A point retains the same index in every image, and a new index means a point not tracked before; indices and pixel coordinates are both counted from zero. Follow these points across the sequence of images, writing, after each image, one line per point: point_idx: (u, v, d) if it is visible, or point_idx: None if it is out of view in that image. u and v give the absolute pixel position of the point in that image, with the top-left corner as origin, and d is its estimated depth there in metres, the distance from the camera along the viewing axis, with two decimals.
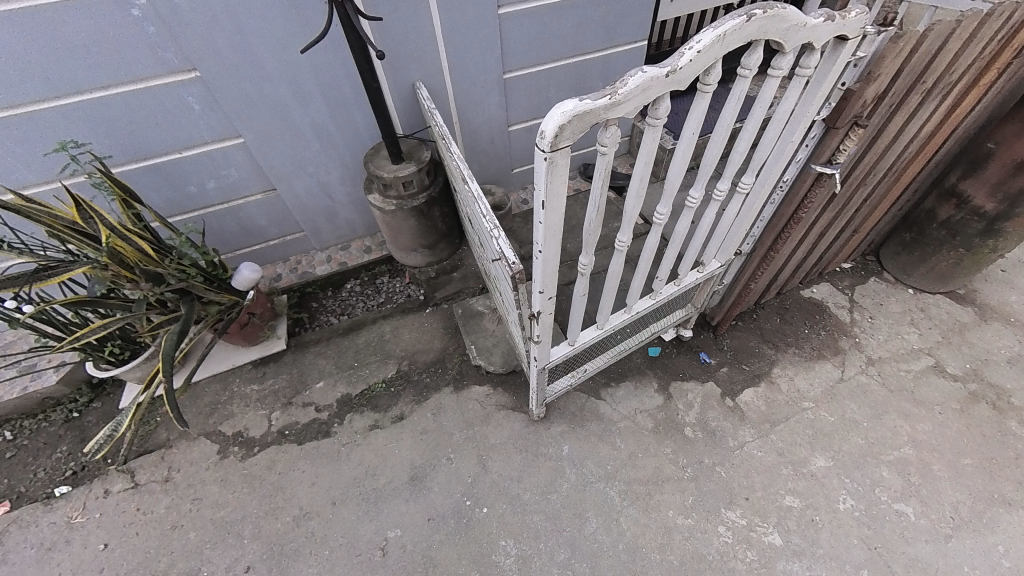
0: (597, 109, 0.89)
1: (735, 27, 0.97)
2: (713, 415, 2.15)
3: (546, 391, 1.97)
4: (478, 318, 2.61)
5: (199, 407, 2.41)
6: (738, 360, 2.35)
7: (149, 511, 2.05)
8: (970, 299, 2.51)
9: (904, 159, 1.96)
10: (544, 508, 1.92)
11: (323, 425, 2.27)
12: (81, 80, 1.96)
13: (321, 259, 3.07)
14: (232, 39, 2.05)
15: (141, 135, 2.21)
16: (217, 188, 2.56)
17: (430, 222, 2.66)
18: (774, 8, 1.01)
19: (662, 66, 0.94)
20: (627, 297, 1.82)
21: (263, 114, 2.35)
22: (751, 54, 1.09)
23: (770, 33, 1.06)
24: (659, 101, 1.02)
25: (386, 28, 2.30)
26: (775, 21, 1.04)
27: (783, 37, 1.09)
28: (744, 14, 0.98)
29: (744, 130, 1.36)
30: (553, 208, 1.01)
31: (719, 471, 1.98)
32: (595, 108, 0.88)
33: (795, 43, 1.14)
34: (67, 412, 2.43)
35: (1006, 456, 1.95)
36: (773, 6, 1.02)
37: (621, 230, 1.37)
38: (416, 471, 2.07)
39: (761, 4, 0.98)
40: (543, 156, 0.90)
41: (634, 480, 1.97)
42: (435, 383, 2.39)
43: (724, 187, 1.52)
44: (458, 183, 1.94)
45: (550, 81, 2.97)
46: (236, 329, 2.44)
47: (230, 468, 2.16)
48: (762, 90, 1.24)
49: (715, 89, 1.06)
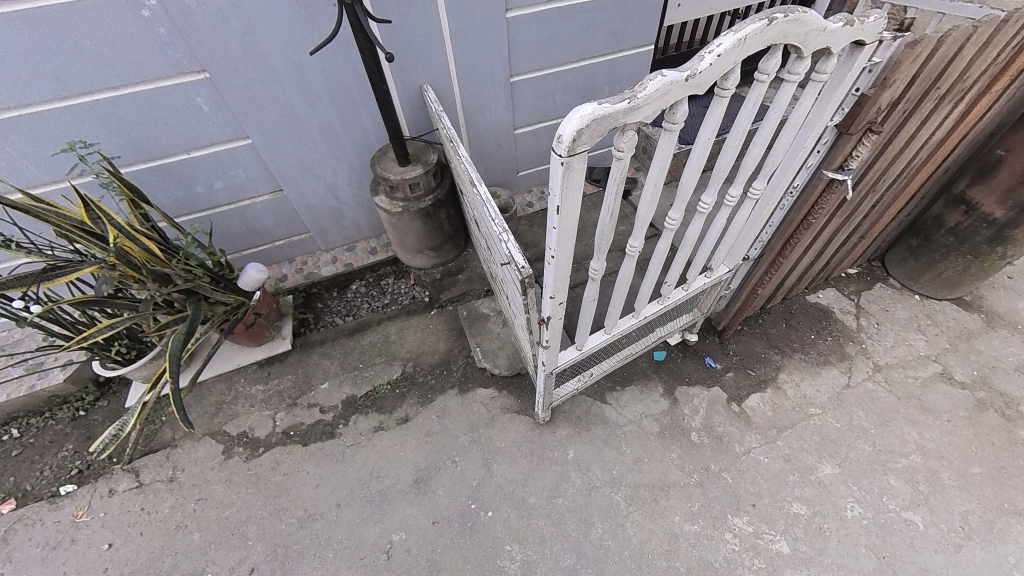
0: (616, 113, 0.88)
1: (755, 31, 0.97)
2: (719, 420, 2.14)
3: (552, 395, 1.96)
4: (484, 320, 2.61)
5: (204, 406, 2.41)
6: (744, 365, 2.34)
7: (154, 511, 2.05)
8: (978, 306, 2.50)
9: (914, 165, 1.96)
10: (549, 513, 1.91)
11: (328, 426, 2.27)
12: (92, 80, 1.97)
13: (327, 260, 3.07)
14: (242, 41, 2.06)
15: (151, 135, 2.22)
16: (224, 189, 2.57)
17: (436, 224, 2.67)
18: (795, 13, 1.01)
19: (681, 70, 0.94)
20: (635, 302, 1.82)
21: (272, 115, 2.36)
22: (769, 59, 1.09)
23: (788, 38, 1.06)
24: (677, 106, 1.01)
25: (395, 31, 2.31)
26: (795, 26, 1.03)
27: (802, 42, 1.09)
28: (765, 18, 0.97)
29: (757, 136, 1.36)
30: (567, 213, 1.01)
31: (725, 477, 1.97)
32: (614, 112, 0.88)
33: (813, 47, 1.13)
34: (73, 410, 2.43)
35: (1015, 465, 1.93)
36: (794, 10, 1.01)
37: (633, 235, 1.37)
38: (421, 473, 2.06)
39: (783, 8, 0.98)
40: (560, 160, 0.90)
41: (639, 485, 1.97)
42: (440, 385, 2.39)
43: (736, 192, 1.52)
44: (466, 185, 1.94)
45: (556, 84, 2.98)
46: (241, 329, 2.45)
47: (235, 468, 2.16)
48: (777, 95, 1.24)
49: (733, 94, 1.06)
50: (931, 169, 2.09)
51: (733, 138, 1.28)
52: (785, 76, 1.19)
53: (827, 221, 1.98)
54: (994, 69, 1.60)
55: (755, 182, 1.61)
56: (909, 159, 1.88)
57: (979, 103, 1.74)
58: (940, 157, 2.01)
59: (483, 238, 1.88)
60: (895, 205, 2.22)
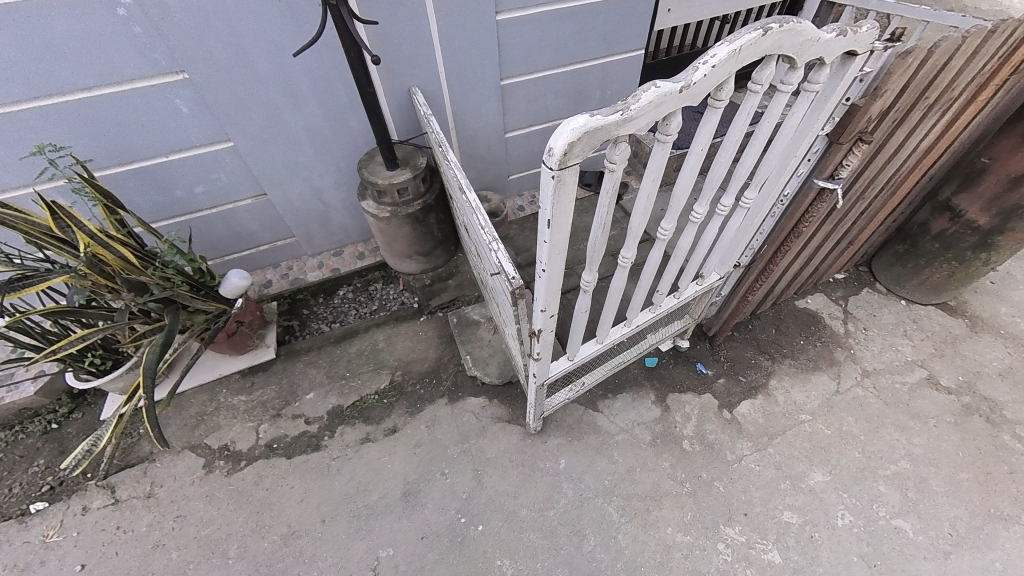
0: (608, 126, 0.86)
1: (750, 41, 0.95)
2: (711, 427, 2.13)
3: (543, 405, 1.92)
4: (474, 327, 2.56)
5: (184, 418, 2.33)
6: (735, 371, 2.34)
7: (130, 529, 1.97)
8: (962, 311, 2.53)
9: (902, 173, 1.97)
10: (541, 526, 1.88)
11: (313, 438, 2.21)
12: (64, 80, 1.89)
13: (314, 265, 3.00)
14: (224, 41, 1.99)
15: (128, 137, 2.14)
16: (206, 193, 2.49)
17: (425, 229, 2.62)
18: (789, 23, 0.99)
19: (676, 81, 0.92)
20: (628, 311, 1.80)
21: (255, 118, 2.29)
22: (763, 69, 1.07)
23: (783, 49, 1.04)
24: (671, 117, 0.99)
25: (383, 33, 2.26)
26: (789, 36, 1.02)
27: (796, 52, 1.07)
28: (760, 28, 0.95)
29: (750, 145, 1.34)
30: (558, 226, 0.98)
31: (718, 486, 1.95)
32: (607, 124, 0.85)
33: (806, 58, 1.12)
34: (45, 423, 2.32)
35: (1001, 470, 1.95)
36: (789, 20, 1.00)
37: (626, 245, 1.34)
38: (409, 487, 2.01)
39: (777, 18, 0.96)
40: (551, 174, 0.87)
41: (632, 495, 1.94)
42: (429, 395, 2.34)
43: (728, 202, 1.50)
44: (456, 192, 1.90)
45: (547, 88, 2.95)
46: (223, 338, 2.37)
47: (216, 483, 2.09)
48: (770, 105, 1.23)
49: (727, 105, 1.04)
50: (920, 175, 2.11)
51: (726, 148, 1.27)
52: (778, 86, 1.18)
53: (818, 228, 1.98)
54: (982, 79, 1.61)
55: (747, 191, 1.60)
56: (898, 166, 1.89)
57: (968, 110, 1.75)
58: (930, 163, 2.03)
59: (473, 246, 1.84)
60: (884, 210, 2.23)
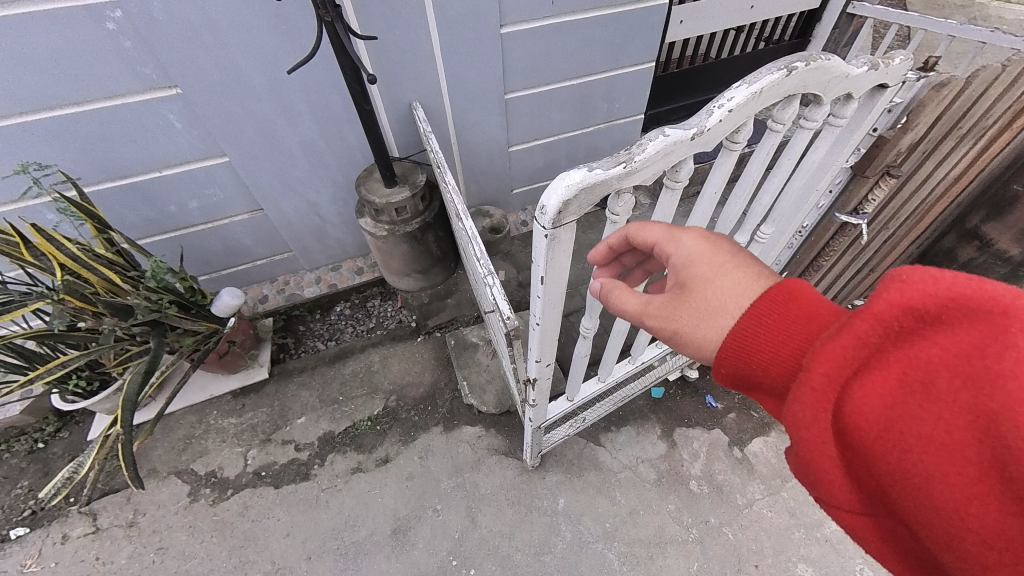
0: (609, 180, 0.76)
1: (772, 82, 0.85)
2: (720, 467, 2.02)
3: (541, 442, 1.81)
4: (472, 350, 2.46)
5: (171, 441, 2.26)
6: (746, 405, 2.21)
7: (110, 561, 1.90)
8: None
9: (930, 202, 1.84)
10: (536, 571, 1.78)
11: (302, 467, 2.13)
12: (51, 96, 1.83)
13: (310, 280, 2.92)
14: (216, 55, 1.92)
15: (119, 152, 2.08)
16: (200, 207, 2.43)
17: (424, 248, 2.53)
18: (818, 59, 0.88)
19: (687, 127, 0.81)
20: (633, 347, 1.69)
21: (249, 133, 2.22)
22: (784, 108, 0.97)
23: (809, 87, 0.93)
24: (681, 164, 0.89)
25: (381, 46, 2.18)
26: (817, 73, 0.91)
27: (823, 89, 0.97)
28: (784, 67, 0.85)
29: (767, 181, 1.24)
30: (554, 282, 0.88)
31: (726, 532, 1.84)
32: (608, 179, 0.75)
33: (834, 94, 1.02)
34: (31, 442, 2.27)
35: None
36: (817, 55, 0.88)
37: (630, 289, 1.31)
38: (399, 523, 1.93)
39: (804, 56, 0.85)
40: (544, 232, 0.77)
41: (634, 540, 1.84)
42: (424, 422, 2.24)
43: (743, 238, 1.39)
44: (453, 217, 1.81)
45: (553, 101, 2.85)
46: (213, 359, 2.30)
47: (200, 513, 2.02)
48: (792, 140, 1.12)
49: (744, 148, 0.94)
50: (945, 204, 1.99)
51: (742, 187, 1.16)
52: (802, 121, 1.07)
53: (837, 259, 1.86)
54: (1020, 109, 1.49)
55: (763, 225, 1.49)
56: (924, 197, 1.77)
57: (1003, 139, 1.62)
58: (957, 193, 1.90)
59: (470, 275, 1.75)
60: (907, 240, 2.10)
